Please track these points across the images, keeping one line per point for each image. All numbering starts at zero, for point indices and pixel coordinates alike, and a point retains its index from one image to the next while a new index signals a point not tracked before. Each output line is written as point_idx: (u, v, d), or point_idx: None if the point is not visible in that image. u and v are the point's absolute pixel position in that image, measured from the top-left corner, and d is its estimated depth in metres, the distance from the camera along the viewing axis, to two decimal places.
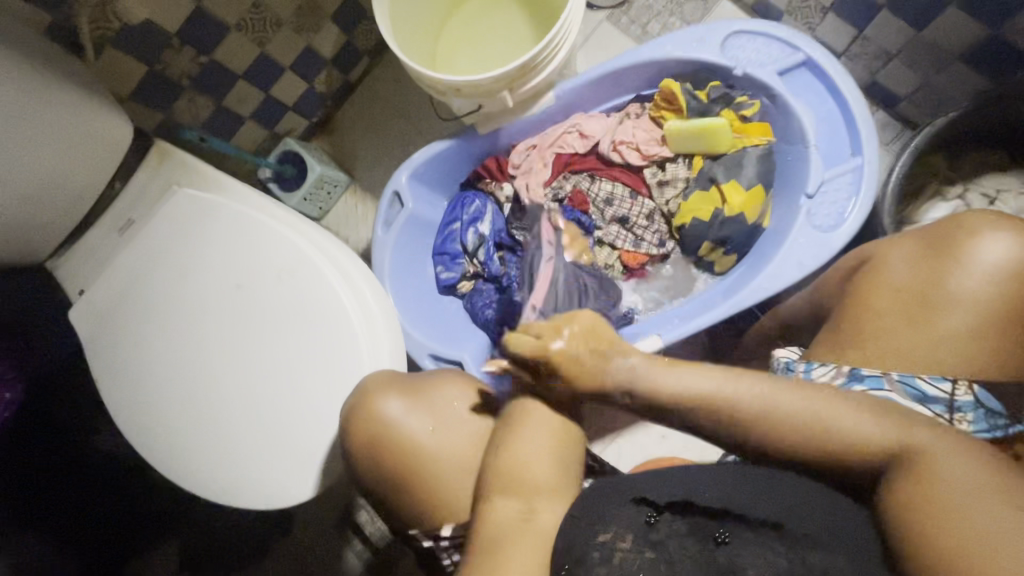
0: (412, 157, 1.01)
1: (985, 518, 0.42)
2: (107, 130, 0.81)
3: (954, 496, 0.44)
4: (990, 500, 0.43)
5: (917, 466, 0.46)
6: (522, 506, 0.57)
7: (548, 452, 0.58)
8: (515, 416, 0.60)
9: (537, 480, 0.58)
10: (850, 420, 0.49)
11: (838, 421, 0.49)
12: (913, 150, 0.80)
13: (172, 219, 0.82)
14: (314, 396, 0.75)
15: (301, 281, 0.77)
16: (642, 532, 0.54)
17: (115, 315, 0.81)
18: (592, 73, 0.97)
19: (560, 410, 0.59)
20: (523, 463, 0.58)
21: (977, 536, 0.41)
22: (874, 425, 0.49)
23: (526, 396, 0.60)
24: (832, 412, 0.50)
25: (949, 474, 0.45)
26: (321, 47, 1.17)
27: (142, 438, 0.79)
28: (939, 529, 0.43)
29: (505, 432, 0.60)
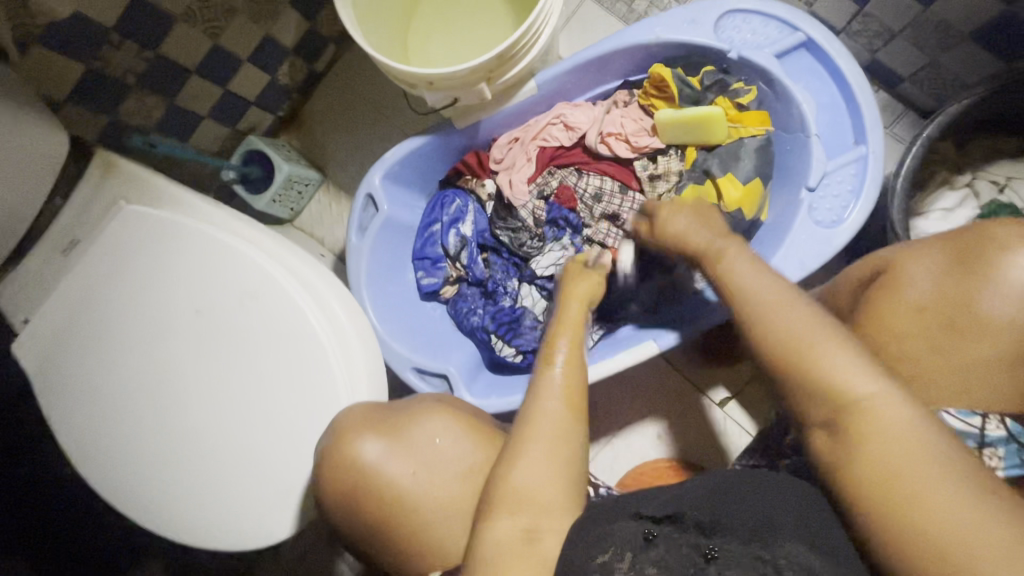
0: (385, 156, 0.93)
1: (927, 500, 0.40)
2: (39, 142, 0.72)
3: (908, 470, 0.41)
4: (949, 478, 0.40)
5: (859, 423, 0.44)
6: (527, 531, 0.54)
7: (550, 473, 0.56)
8: (521, 434, 0.58)
9: (542, 501, 0.55)
10: (833, 370, 0.46)
11: (823, 368, 0.46)
12: (926, 138, 0.74)
13: (120, 239, 0.74)
14: (286, 428, 0.69)
15: (266, 303, 0.70)
16: (640, 550, 0.52)
17: (63, 345, 0.74)
18: (575, 60, 0.90)
19: (565, 429, 0.58)
20: (528, 484, 0.55)
21: (918, 510, 0.40)
22: (858, 375, 0.45)
23: (531, 411, 0.60)
24: (819, 349, 0.47)
25: (899, 442, 0.42)
26: (282, 35, 1.07)
27: (102, 482, 0.73)
28: (885, 502, 0.42)
29: (510, 452, 0.57)
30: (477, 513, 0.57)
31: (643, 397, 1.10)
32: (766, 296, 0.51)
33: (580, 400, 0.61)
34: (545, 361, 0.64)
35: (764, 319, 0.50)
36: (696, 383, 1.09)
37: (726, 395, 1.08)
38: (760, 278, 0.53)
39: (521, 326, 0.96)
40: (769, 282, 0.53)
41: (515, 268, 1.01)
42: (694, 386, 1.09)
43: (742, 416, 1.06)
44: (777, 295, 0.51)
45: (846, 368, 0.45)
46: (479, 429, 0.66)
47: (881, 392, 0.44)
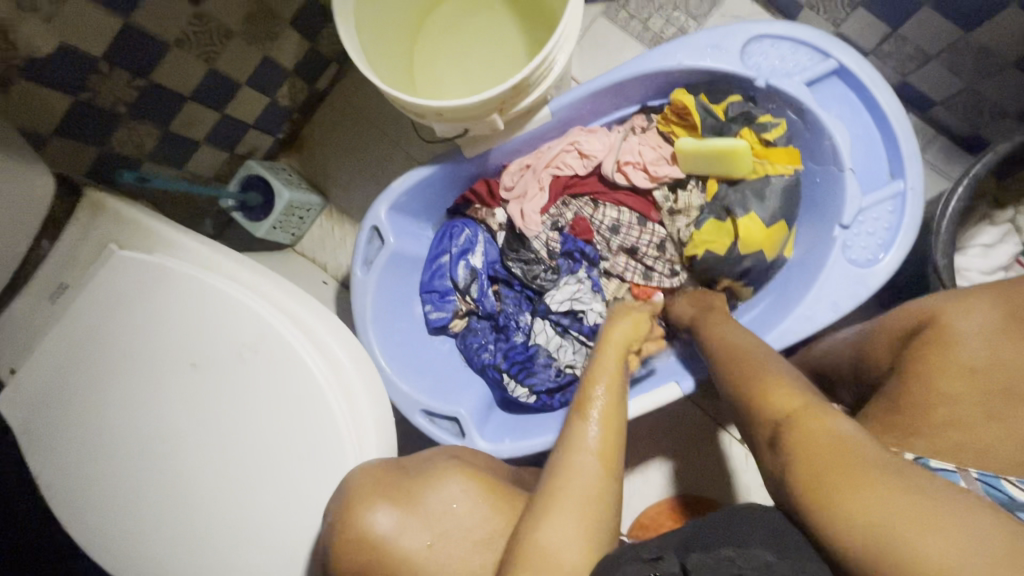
0: (390, 188, 0.88)
1: (844, 479, 0.44)
2: (23, 185, 0.68)
3: (834, 458, 0.46)
4: (871, 465, 0.45)
5: (800, 433, 0.50)
6: None
7: (581, 540, 0.53)
8: (550, 491, 0.56)
9: (571, 563, 0.52)
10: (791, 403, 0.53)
11: (767, 390, 0.55)
12: (975, 175, 0.69)
13: (111, 287, 0.69)
14: (290, 491, 0.65)
15: (268, 356, 0.66)
16: None
17: (50, 400, 0.69)
18: (592, 87, 0.85)
19: (596, 490, 0.55)
20: (556, 546, 0.52)
21: (843, 487, 0.44)
22: (789, 394, 0.53)
23: (564, 465, 0.57)
24: (766, 380, 0.56)
25: (828, 439, 0.48)
26: (281, 57, 1.03)
27: (93, 548, 0.68)
28: (818, 487, 0.46)
29: (536, 510, 0.55)
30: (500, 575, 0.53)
31: (660, 432, 1.06)
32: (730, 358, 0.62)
33: (614, 455, 0.58)
34: (579, 411, 0.62)
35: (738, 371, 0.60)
36: (715, 417, 1.04)
37: None
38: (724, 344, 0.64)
39: (536, 364, 0.92)
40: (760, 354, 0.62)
41: (528, 301, 0.97)
42: (713, 419, 1.05)
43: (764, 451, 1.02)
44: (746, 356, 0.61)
45: (785, 395, 0.53)
46: (498, 493, 0.61)
47: (809, 405, 0.51)
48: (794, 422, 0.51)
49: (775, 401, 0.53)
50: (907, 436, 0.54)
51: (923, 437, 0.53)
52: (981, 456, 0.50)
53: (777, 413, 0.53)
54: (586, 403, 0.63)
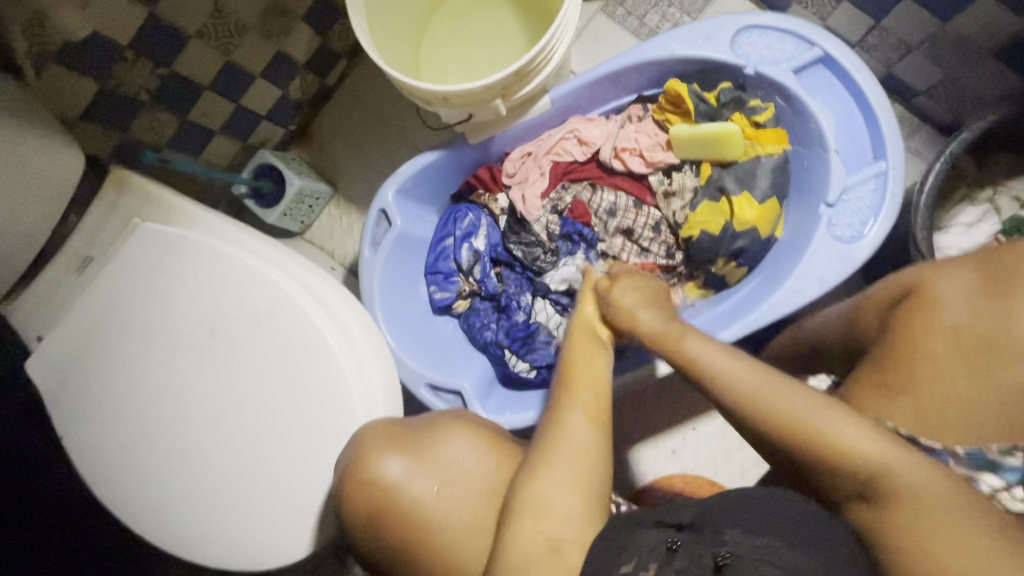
0: (398, 171, 0.93)
1: (946, 553, 0.43)
2: (55, 161, 0.72)
3: (932, 527, 0.44)
4: (979, 543, 0.42)
5: (885, 489, 0.47)
6: (551, 542, 0.55)
7: (574, 493, 0.56)
8: (544, 448, 0.59)
9: (564, 510, 0.55)
10: (843, 439, 0.49)
11: (831, 433, 0.49)
12: (950, 154, 0.74)
13: (133, 258, 0.73)
14: (303, 448, 0.69)
15: (282, 321, 0.70)
16: (664, 561, 0.51)
17: (77, 363, 0.74)
18: (590, 76, 0.89)
19: (589, 447, 0.58)
20: (549, 495, 0.56)
21: (946, 564, 0.43)
22: (863, 440, 0.49)
23: (555, 428, 0.59)
24: (825, 421, 0.50)
25: (929, 504, 0.45)
26: (294, 51, 1.07)
27: (118, 502, 0.73)
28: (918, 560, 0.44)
29: (531, 463, 0.58)
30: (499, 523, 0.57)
31: (657, 412, 1.09)
32: (749, 386, 0.54)
33: (603, 414, 0.60)
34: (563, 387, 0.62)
35: (770, 403, 0.52)
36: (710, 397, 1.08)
37: None
38: (735, 365, 0.55)
39: (536, 341, 0.95)
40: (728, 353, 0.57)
41: (529, 282, 1.00)
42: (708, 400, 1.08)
43: None
44: (769, 376, 0.54)
45: (857, 441, 0.49)
46: (500, 448, 0.66)
47: (896, 456, 0.48)
48: (889, 486, 0.47)
49: (826, 438, 0.50)
50: None
51: (909, 396, 0.55)
52: (954, 407, 0.53)
53: (860, 468, 0.48)
54: (571, 381, 0.62)
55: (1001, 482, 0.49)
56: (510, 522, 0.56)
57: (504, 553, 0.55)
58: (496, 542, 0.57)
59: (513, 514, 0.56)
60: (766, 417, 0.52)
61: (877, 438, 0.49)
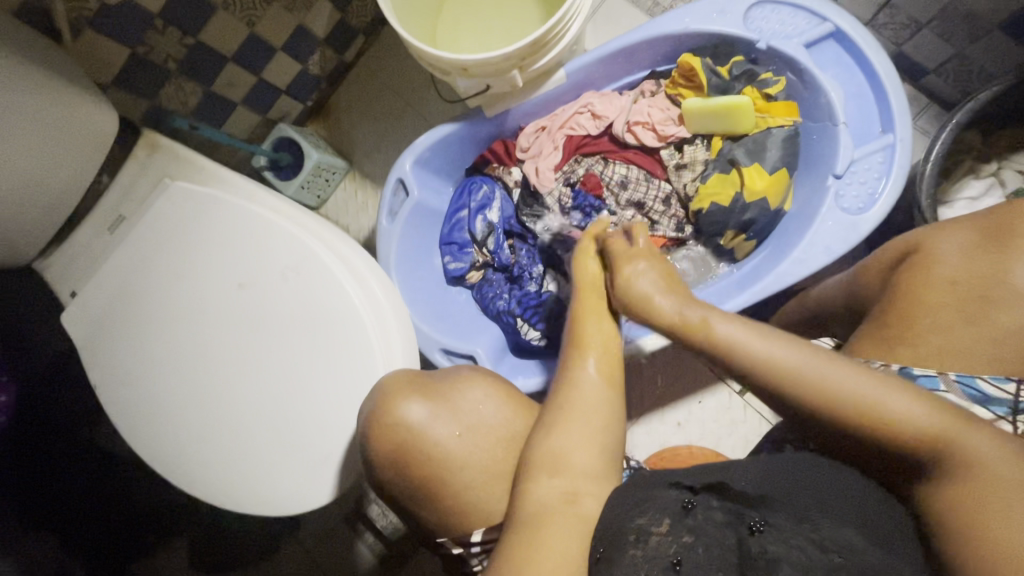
0: (416, 142, 0.94)
1: None
2: (91, 121, 0.75)
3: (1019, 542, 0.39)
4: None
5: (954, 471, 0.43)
6: (569, 489, 0.57)
7: (589, 445, 0.58)
8: (559, 405, 0.60)
9: (580, 465, 0.58)
10: (895, 413, 0.45)
11: (883, 409, 0.45)
12: (957, 124, 0.76)
13: (165, 216, 0.77)
14: (326, 400, 0.72)
15: (306, 278, 0.73)
16: (678, 517, 0.52)
17: (110, 316, 0.77)
18: (604, 50, 0.91)
19: (604, 397, 0.60)
20: (565, 448, 0.58)
21: None
22: (929, 419, 0.44)
23: (567, 384, 0.61)
24: (878, 394, 0.46)
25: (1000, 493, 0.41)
26: (314, 26, 1.10)
27: (149, 449, 0.76)
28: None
29: (547, 419, 0.60)
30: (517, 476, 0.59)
31: (664, 385, 1.11)
32: (799, 364, 0.49)
33: (615, 366, 0.62)
34: (573, 344, 0.63)
35: (822, 387, 0.48)
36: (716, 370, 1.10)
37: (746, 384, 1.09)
38: (773, 346, 0.50)
39: (547, 310, 0.98)
40: (761, 334, 0.51)
41: (541, 254, 1.03)
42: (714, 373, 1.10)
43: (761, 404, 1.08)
44: (812, 354, 0.49)
45: (914, 413, 0.45)
46: (515, 399, 0.70)
47: (963, 436, 0.44)
48: (956, 468, 0.43)
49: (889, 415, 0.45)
50: (888, 345, 0.58)
51: (905, 344, 0.57)
52: (955, 357, 0.55)
53: (917, 445, 0.45)
54: (582, 338, 0.62)
55: (989, 414, 0.54)
56: (527, 476, 0.58)
57: (522, 504, 0.57)
58: (513, 494, 0.59)
59: (530, 470, 0.58)
60: (817, 397, 0.48)
61: (945, 421, 0.44)
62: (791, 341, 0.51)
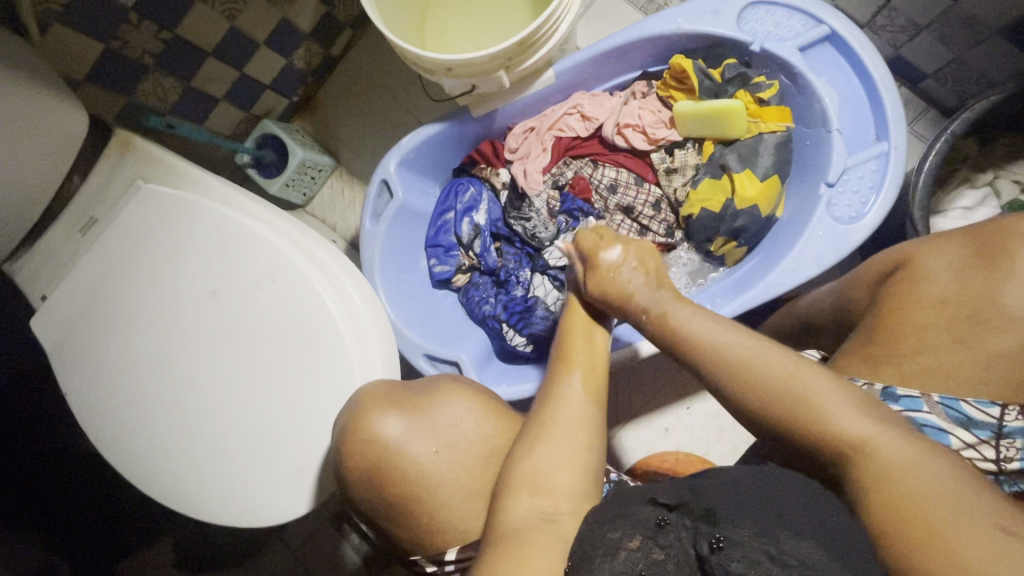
0: (399, 142, 0.92)
1: (935, 519, 0.42)
2: (61, 120, 0.73)
3: (930, 514, 0.42)
4: (974, 522, 0.41)
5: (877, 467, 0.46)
6: (549, 508, 0.55)
7: (571, 465, 0.57)
8: (541, 419, 0.60)
9: (564, 484, 0.56)
10: (824, 407, 0.49)
11: (811, 403, 0.49)
12: (952, 133, 0.74)
13: (139, 219, 0.75)
14: (304, 412, 0.70)
15: (285, 286, 0.70)
16: (651, 534, 0.49)
17: (82, 321, 0.75)
18: (594, 51, 0.89)
19: (589, 414, 0.59)
20: (548, 466, 0.57)
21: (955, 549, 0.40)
22: (846, 415, 0.48)
23: (551, 398, 0.61)
24: (807, 391, 0.50)
25: (908, 481, 0.44)
26: (299, 19, 1.07)
27: (123, 458, 0.75)
28: (905, 544, 0.42)
29: (530, 435, 0.59)
30: (495, 490, 0.58)
31: (651, 388, 1.10)
32: (740, 352, 0.53)
33: (599, 385, 0.62)
34: (561, 358, 0.64)
35: (763, 371, 0.52)
36: None
37: None
38: (720, 333, 0.54)
39: (532, 315, 0.96)
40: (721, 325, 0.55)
41: (528, 258, 1.01)
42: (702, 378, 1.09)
43: None
44: (756, 344, 0.53)
45: (832, 403, 0.49)
46: (496, 413, 0.69)
47: (881, 434, 0.47)
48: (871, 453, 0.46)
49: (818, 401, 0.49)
50: (879, 366, 0.57)
51: (895, 367, 0.56)
52: (944, 381, 0.54)
53: (840, 441, 0.48)
54: (569, 352, 0.64)
55: (971, 438, 0.53)
56: (506, 495, 0.57)
57: (499, 524, 0.55)
58: (492, 514, 0.57)
59: (510, 490, 0.57)
60: (747, 383, 0.52)
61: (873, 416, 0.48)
62: (742, 335, 0.54)
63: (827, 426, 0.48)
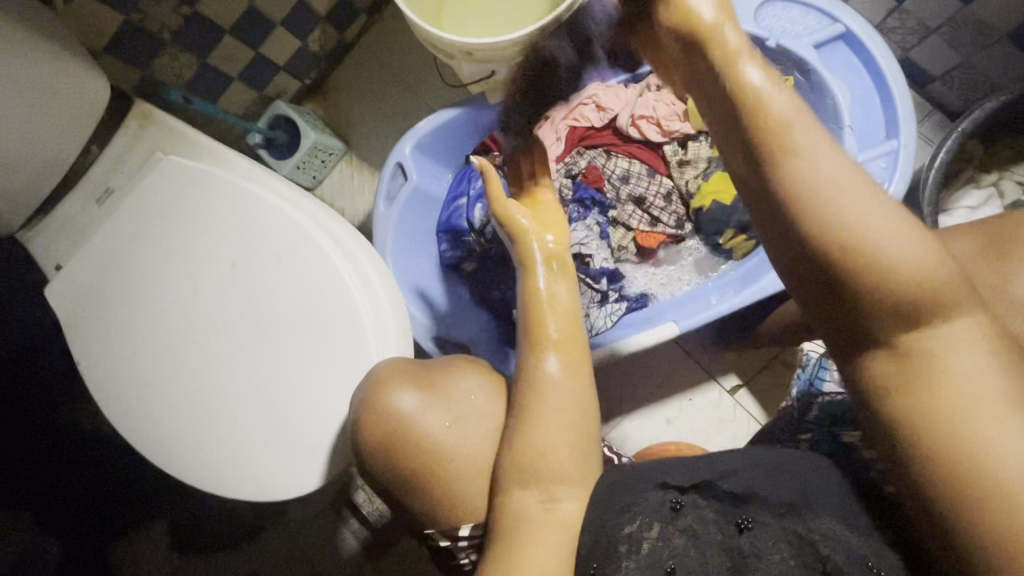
0: (417, 126, 0.93)
1: (979, 416, 0.38)
2: (85, 89, 0.73)
3: (970, 420, 0.38)
4: (1011, 424, 0.37)
5: (928, 355, 0.39)
6: (544, 495, 0.57)
7: (562, 449, 0.58)
8: (524, 409, 0.59)
9: (555, 468, 0.57)
10: (902, 261, 0.38)
11: (889, 253, 0.38)
12: (962, 132, 0.76)
13: (157, 191, 0.75)
14: (318, 386, 0.71)
15: (301, 261, 0.71)
16: (667, 520, 0.53)
17: (96, 292, 0.75)
18: (613, 41, 0.91)
19: (572, 393, 0.59)
20: (538, 455, 0.58)
21: (994, 452, 0.37)
22: (924, 272, 0.38)
23: (529, 384, 0.60)
24: (891, 237, 0.38)
25: (959, 380, 0.39)
26: (316, 1, 1.07)
27: (134, 430, 0.75)
28: (940, 440, 0.39)
29: (518, 423, 0.59)
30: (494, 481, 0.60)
31: (653, 378, 1.11)
32: (829, 172, 0.40)
33: (578, 357, 0.61)
34: (528, 336, 0.61)
35: (836, 198, 0.39)
36: (708, 369, 1.10)
37: (737, 383, 1.09)
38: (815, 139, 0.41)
39: None
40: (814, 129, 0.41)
41: None
42: (705, 372, 1.10)
43: (750, 404, 1.08)
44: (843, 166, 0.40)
45: (907, 253, 0.38)
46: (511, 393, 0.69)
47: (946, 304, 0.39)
48: (930, 325, 0.39)
49: (900, 256, 0.38)
50: None
51: None
52: None
53: (906, 303, 0.39)
54: (537, 330, 0.61)
55: None
56: (504, 484, 0.59)
57: (502, 512, 0.58)
58: (496, 499, 0.60)
59: (504, 481, 0.58)
60: (830, 205, 0.39)
61: (950, 278, 0.39)
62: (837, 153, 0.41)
63: (902, 285, 0.38)
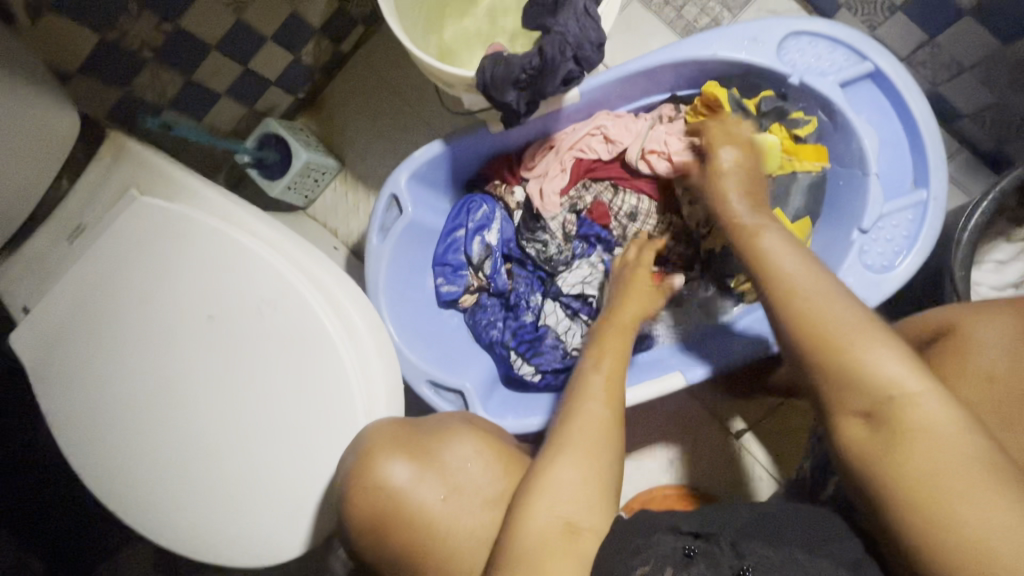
0: (413, 154, 0.87)
1: (956, 486, 0.40)
2: (52, 121, 0.68)
3: (943, 488, 0.40)
4: (987, 497, 0.39)
5: (904, 415, 0.43)
6: (566, 525, 0.52)
7: (591, 478, 0.54)
8: (561, 434, 0.57)
9: (581, 494, 0.53)
10: (880, 364, 0.45)
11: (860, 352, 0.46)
12: (999, 190, 0.71)
13: (132, 232, 0.69)
14: (302, 446, 0.66)
15: (286, 313, 0.66)
16: (681, 567, 0.50)
17: (66, 339, 0.70)
18: (624, 71, 0.84)
19: (608, 429, 0.57)
20: (565, 480, 0.53)
21: (974, 524, 0.39)
22: (899, 370, 0.44)
23: (570, 414, 0.59)
24: (864, 343, 0.46)
25: (941, 451, 0.41)
26: (309, 14, 1.01)
27: (105, 487, 0.70)
28: (916, 505, 0.41)
29: (551, 447, 0.56)
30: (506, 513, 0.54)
31: (656, 418, 1.06)
32: (805, 283, 0.51)
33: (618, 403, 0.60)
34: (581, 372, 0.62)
35: (819, 317, 0.48)
36: (713, 410, 1.05)
37: (743, 425, 1.04)
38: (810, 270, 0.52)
39: (542, 344, 0.93)
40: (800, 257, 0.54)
41: (540, 282, 0.97)
42: (711, 413, 1.05)
43: (756, 448, 1.03)
44: (829, 288, 0.50)
45: (882, 364, 0.45)
46: (505, 460, 0.65)
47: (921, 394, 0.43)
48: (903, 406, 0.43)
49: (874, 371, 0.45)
50: None
51: None
52: None
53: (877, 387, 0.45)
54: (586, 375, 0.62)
55: None
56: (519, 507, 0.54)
57: (512, 538, 0.52)
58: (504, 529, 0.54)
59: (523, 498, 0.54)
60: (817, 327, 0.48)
61: (909, 373, 0.44)
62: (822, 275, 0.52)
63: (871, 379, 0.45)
